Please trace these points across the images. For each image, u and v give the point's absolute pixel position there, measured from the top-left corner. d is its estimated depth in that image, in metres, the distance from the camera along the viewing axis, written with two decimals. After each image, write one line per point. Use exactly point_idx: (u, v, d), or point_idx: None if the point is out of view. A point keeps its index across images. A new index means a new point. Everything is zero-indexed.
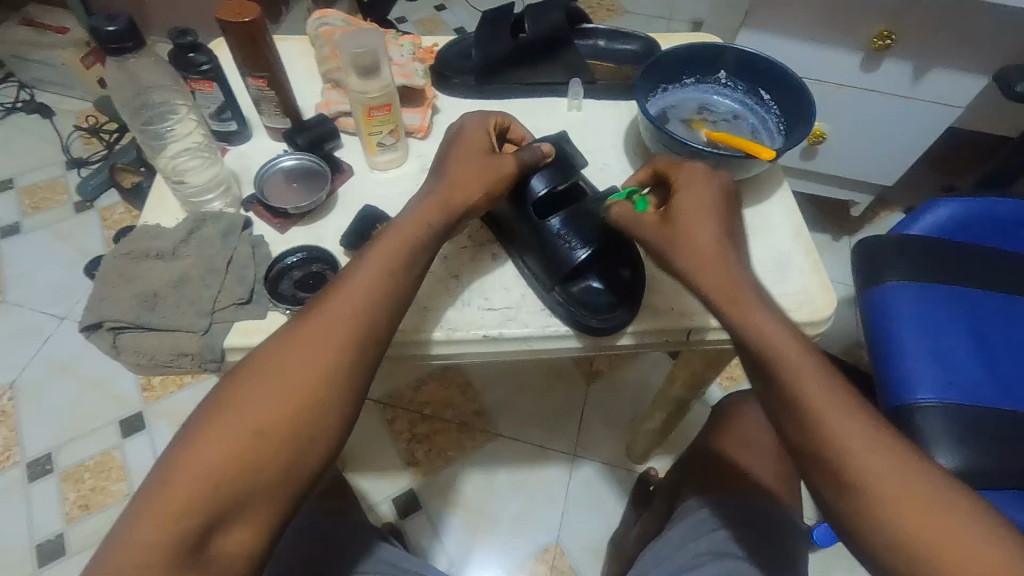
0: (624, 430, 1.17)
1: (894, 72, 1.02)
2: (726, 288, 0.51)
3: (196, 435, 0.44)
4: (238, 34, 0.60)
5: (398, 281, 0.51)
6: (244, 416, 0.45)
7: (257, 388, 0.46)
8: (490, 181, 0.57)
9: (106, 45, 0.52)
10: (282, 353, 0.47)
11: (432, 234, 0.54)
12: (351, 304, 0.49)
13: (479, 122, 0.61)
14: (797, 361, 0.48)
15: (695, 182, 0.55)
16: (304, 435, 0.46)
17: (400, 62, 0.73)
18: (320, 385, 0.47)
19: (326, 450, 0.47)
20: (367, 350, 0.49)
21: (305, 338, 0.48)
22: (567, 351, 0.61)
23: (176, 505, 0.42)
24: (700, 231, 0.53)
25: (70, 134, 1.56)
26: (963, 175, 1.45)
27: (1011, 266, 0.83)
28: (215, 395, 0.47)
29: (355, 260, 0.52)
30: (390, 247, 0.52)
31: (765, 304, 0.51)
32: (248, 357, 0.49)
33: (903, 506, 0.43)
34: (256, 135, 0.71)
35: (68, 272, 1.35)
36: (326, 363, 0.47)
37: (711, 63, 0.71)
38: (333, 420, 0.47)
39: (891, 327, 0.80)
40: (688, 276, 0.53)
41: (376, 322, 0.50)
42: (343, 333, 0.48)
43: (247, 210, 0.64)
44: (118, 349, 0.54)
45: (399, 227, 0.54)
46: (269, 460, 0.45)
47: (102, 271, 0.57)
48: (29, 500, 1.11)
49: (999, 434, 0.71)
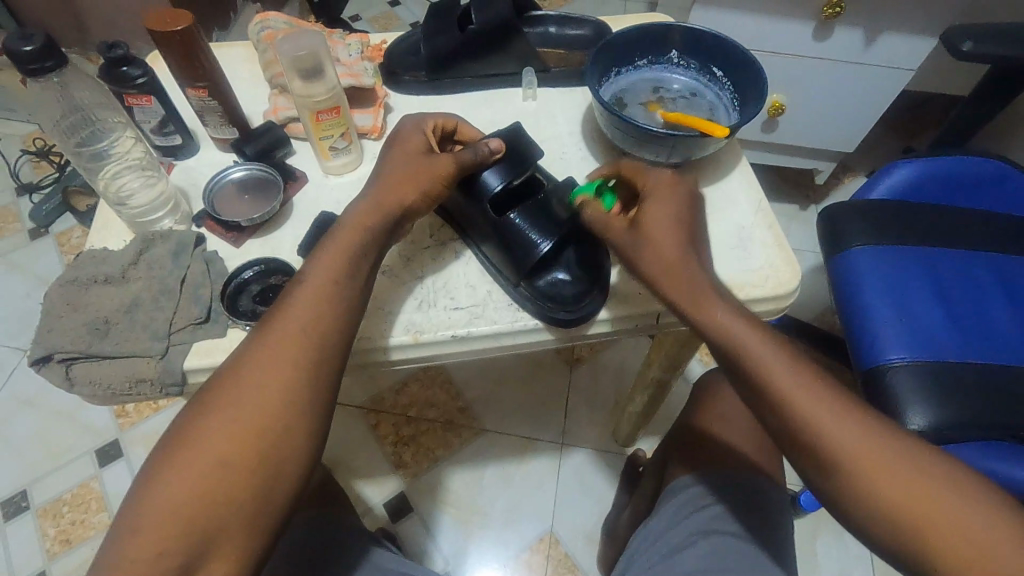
0: (609, 415, 1.18)
1: (845, 40, 1.03)
2: (691, 289, 0.51)
3: (158, 474, 0.43)
4: (171, 45, 0.58)
5: (347, 290, 0.50)
6: (205, 449, 0.44)
7: (215, 417, 0.45)
8: (430, 182, 0.55)
9: (24, 66, 0.50)
10: (235, 378, 0.46)
11: (374, 237, 0.53)
12: (300, 321, 0.48)
13: (415, 126, 0.59)
14: (766, 355, 0.49)
15: (661, 189, 0.56)
16: (273, 456, 0.45)
17: (347, 62, 0.71)
18: (279, 406, 0.45)
19: (298, 470, 0.46)
20: (325, 361, 0.48)
21: (258, 358, 0.47)
22: (540, 344, 0.60)
23: (151, 545, 0.41)
24: (664, 241, 0.53)
25: (18, 158, 1.50)
26: (919, 136, 1.48)
27: (969, 224, 0.85)
28: (171, 431, 0.45)
29: (299, 273, 0.51)
30: (334, 255, 0.51)
31: (718, 296, 0.51)
32: (202, 386, 0.47)
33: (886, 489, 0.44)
34: (203, 148, 0.69)
35: (27, 302, 1.31)
36: (282, 380, 0.46)
37: (662, 43, 0.71)
38: (301, 438, 0.46)
39: (858, 291, 0.81)
40: (651, 280, 0.53)
41: (329, 335, 0.48)
42: (296, 347, 0.47)
43: (200, 226, 0.62)
44: (72, 381, 0.52)
45: (338, 234, 0.52)
46: (237, 488, 0.43)
47: (47, 301, 0.54)
48: (6, 541, 1.07)
49: (969, 385, 0.72)
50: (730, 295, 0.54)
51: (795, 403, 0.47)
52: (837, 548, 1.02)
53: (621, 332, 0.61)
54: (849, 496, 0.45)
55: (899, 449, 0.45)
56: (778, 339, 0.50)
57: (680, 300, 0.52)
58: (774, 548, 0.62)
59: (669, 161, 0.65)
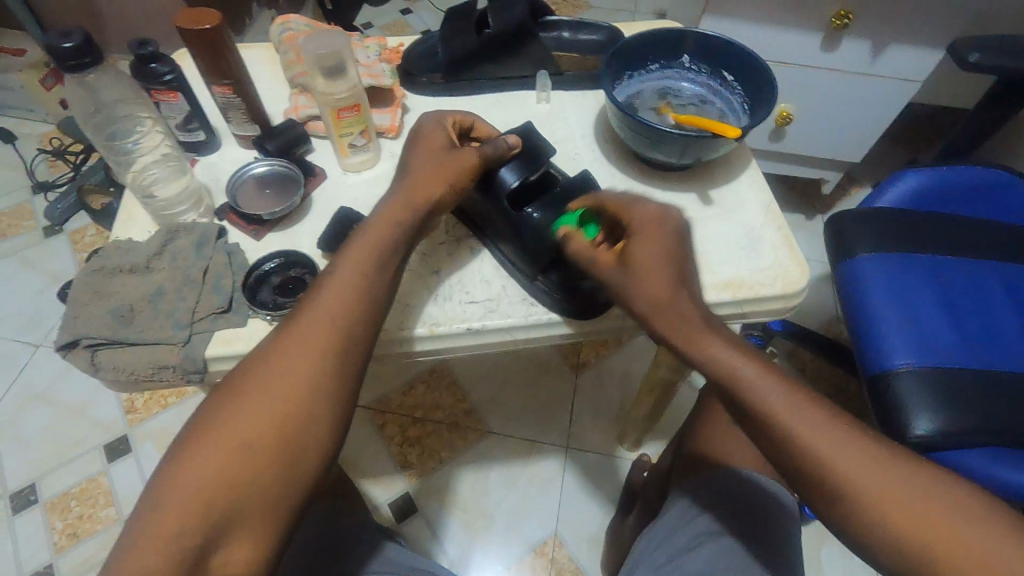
0: (615, 418, 1.19)
1: (852, 51, 1.04)
2: (686, 327, 0.50)
3: (181, 456, 0.44)
4: (199, 43, 0.60)
5: (373, 284, 0.51)
6: (230, 433, 0.44)
7: (240, 403, 0.46)
8: (457, 177, 0.57)
9: (63, 63, 0.52)
10: (262, 366, 0.47)
11: (402, 234, 0.54)
12: (328, 314, 0.49)
13: (437, 124, 0.61)
14: (760, 386, 0.48)
15: (650, 227, 0.53)
16: (294, 444, 0.46)
17: (367, 64, 0.73)
18: (305, 396, 0.47)
19: (316, 461, 0.47)
20: (349, 353, 0.49)
21: (284, 348, 0.48)
22: (552, 339, 0.61)
23: (171, 526, 0.41)
24: (654, 280, 0.51)
25: (34, 158, 1.53)
26: (924, 148, 1.50)
27: (975, 232, 0.86)
28: (197, 415, 0.46)
29: (328, 267, 0.52)
30: (361, 251, 0.52)
31: (714, 331, 0.50)
32: (229, 373, 0.48)
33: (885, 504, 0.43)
34: (224, 144, 0.70)
35: (41, 298, 1.33)
36: (306, 370, 0.47)
37: (674, 48, 0.73)
38: (321, 429, 0.47)
39: (864, 296, 0.82)
40: (641, 315, 0.52)
41: (354, 328, 0.50)
42: (322, 338, 0.48)
43: (221, 219, 0.63)
44: (96, 366, 0.53)
45: (367, 229, 0.54)
46: (260, 474, 0.44)
47: (74, 290, 0.56)
48: (14, 534, 1.08)
49: (973, 393, 0.73)
50: (724, 324, 0.52)
51: (792, 419, 0.46)
52: (842, 556, 1.02)
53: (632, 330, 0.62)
54: (850, 519, 0.44)
55: (894, 466, 0.44)
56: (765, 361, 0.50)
57: (674, 337, 0.51)
58: (780, 548, 0.62)
59: (681, 163, 0.66)
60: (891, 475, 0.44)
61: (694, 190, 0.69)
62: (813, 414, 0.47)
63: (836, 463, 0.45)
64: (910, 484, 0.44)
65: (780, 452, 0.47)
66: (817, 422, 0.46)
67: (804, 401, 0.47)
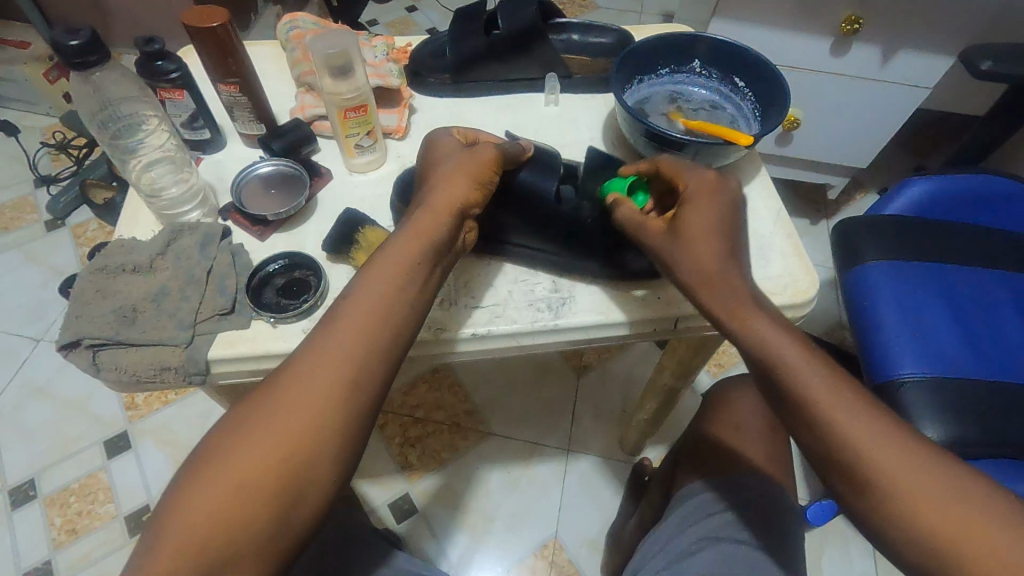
0: (617, 423, 1.18)
1: (862, 56, 1.03)
2: (730, 301, 0.50)
3: (187, 485, 0.42)
4: (205, 41, 0.59)
5: (395, 310, 0.48)
6: (235, 466, 0.42)
7: (248, 434, 0.43)
8: (478, 174, 0.55)
9: (69, 61, 0.51)
10: (276, 393, 0.45)
11: (429, 251, 0.51)
12: (348, 341, 0.46)
13: (449, 136, 0.59)
14: (805, 369, 0.47)
15: (703, 191, 0.53)
16: (296, 481, 0.43)
17: (374, 63, 0.73)
18: (317, 428, 0.44)
19: (324, 492, 0.44)
20: (362, 386, 0.46)
21: (298, 376, 0.45)
22: (558, 345, 0.61)
23: (168, 561, 0.39)
24: (703, 248, 0.51)
25: (37, 151, 1.53)
26: (931, 155, 1.49)
27: (984, 241, 0.85)
28: (208, 440, 0.44)
29: (349, 286, 0.49)
30: (385, 271, 0.49)
31: (759, 308, 0.50)
32: (243, 397, 0.46)
33: (922, 504, 0.41)
34: (229, 142, 0.70)
35: (42, 291, 1.33)
36: (317, 403, 0.44)
37: (685, 52, 0.72)
38: (328, 465, 0.44)
39: (872, 303, 0.82)
40: (687, 286, 0.52)
41: (371, 360, 0.47)
42: (336, 369, 0.45)
43: (225, 219, 0.63)
44: (98, 366, 0.53)
45: (392, 246, 0.51)
46: (262, 510, 0.42)
47: (77, 289, 0.55)
48: (12, 529, 1.08)
49: (980, 402, 0.72)
50: (769, 303, 0.52)
51: (827, 414, 0.45)
52: (843, 564, 1.02)
53: (636, 337, 0.62)
54: (882, 517, 0.43)
55: (932, 469, 0.42)
56: (810, 345, 0.49)
57: (718, 312, 0.51)
58: (785, 556, 0.61)
59: None
60: (924, 466, 0.43)
61: None
62: (853, 401, 0.45)
63: (863, 446, 0.44)
64: (939, 476, 0.42)
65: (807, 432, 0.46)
66: (856, 416, 0.45)
67: (843, 386, 0.46)
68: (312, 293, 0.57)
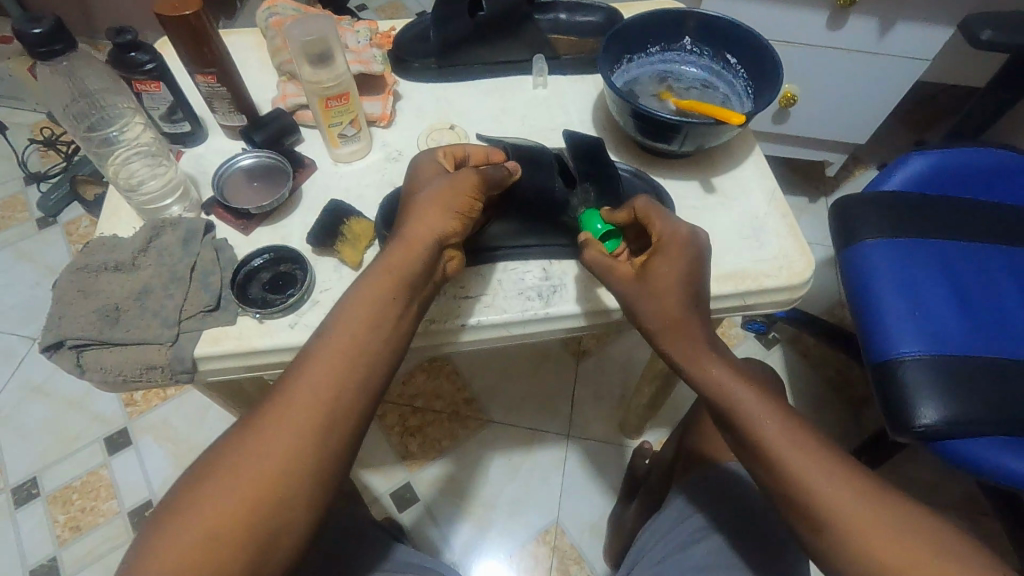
0: (616, 408, 1.18)
1: (858, 29, 1.01)
2: (689, 345, 0.50)
3: (154, 538, 0.39)
4: (178, 29, 0.57)
5: (373, 349, 0.46)
6: (202, 518, 0.39)
7: (218, 483, 0.41)
8: (457, 201, 0.51)
9: (33, 49, 0.50)
10: (248, 435, 0.42)
11: (406, 282, 0.49)
12: (323, 379, 0.44)
13: (435, 162, 0.55)
14: (761, 411, 0.47)
15: (675, 244, 0.50)
16: (268, 530, 0.41)
17: (357, 49, 0.71)
18: (290, 473, 0.42)
19: (297, 539, 0.42)
20: (338, 429, 0.44)
21: (270, 420, 0.43)
22: (556, 332, 0.60)
23: None
24: (668, 297, 0.49)
25: (25, 148, 1.51)
26: (931, 129, 1.47)
27: (984, 216, 0.84)
28: (174, 491, 0.42)
29: (325, 324, 0.47)
30: (362, 310, 0.47)
31: (717, 353, 0.50)
32: (211, 443, 0.44)
33: (873, 540, 0.42)
34: (211, 135, 0.68)
35: (37, 290, 1.32)
36: (290, 448, 0.42)
37: (675, 30, 0.70)
38: (302, 511, 0.42)
39: (872, 282, 0.80)
40: (650, 331, 0.51)
41: (346, 402, 0.44)
42: (310, 413, 0.43)
43: (208, 213, 0.62)
44: (83, 367, 0.52)
45: (369, 277, 0.48)
46: (235, 559, 0.39)
47: (58, 289, 0.54)
48: (16, 527, 1.08)
49: (980, 380, 0.71)
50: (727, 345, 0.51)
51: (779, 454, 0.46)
52: None
53: (633, 322, 0.61)
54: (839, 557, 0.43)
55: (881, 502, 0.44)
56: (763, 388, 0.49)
57: (676, 355, 0.50)
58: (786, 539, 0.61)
59: (682, 150, 0.64)
60: (870, 502, 0.44)
61: (696, 178, 0.67)
62: (805, 442, 0.46)
63: (816, 486, 0.44)
64: (890, 510, 0.43)
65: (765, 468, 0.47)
66: (807, 453, 0.46)
67: (795, 425, 0.47)
68: (298, 286, 0.56)
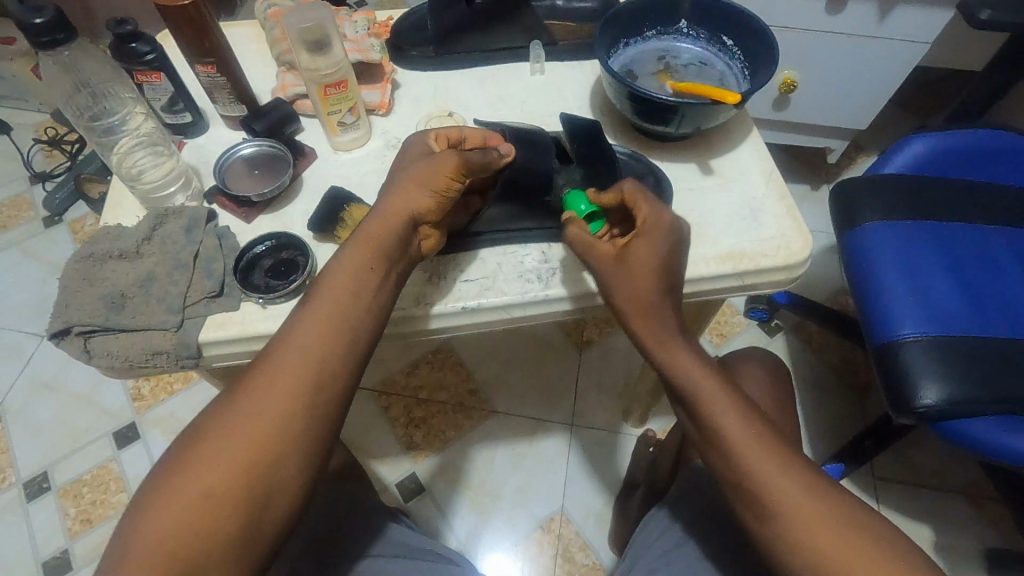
0: (619, 396, 1.18)
1: (857, 13, 1.00)
2: (663, 332, 0.50)
3: (149, 501, 0.40)
4: (177, 19, 0.58)
5: (359, 317, 0.47)
6: (196, 480, 0.40)
7: (209, 446, 0.42)
8: (438, 176, 0.51)
9: (35, 38, 0.50)
10: (237, 401, 0.43)
11: (388, 253, 0.50)
12: (308, 345, 0.45)
13: (424, 144, 0.56)
14: (722, 400, 0.48)
15: (653, 229, 0.51)
16: (260, 490, 0.41)
17: (355, 38, 0.71)
18: (280, 434, 0.42)
19: (290, 503, 0.43)
20: (324, 393, 0.45)
21: (258, 386, 0.44)
22: (553, 316, 0.60)
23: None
24: (643, 282, 0.50)
25: (30, 148, 1.52)
26: (933, 114, 1.46)
27: (985, 197, 0.84)
28: (168, 456, 0.43)
29: (310, 294, 0.48)
30: (346, 279, 0.48)
31: (688, 342, 0.50)
32: (201, 412, 0.45)
33: (811, 530, 0.42)
34: (212, 126, 0.69)
35: (44, 287, 1.33)
36: (278, 411, 0.43)
37: (670, 14, 0.71)
38: (293, 474, 0.43)
39: (873, 264, 0.80)
40: (621, 315, 0.51)
41: (333, 367, 0.45)
42: (296, 377, 0.44)
43: (211, 202, 0.62)
44: (89, 353, 0.53)
45: (352, 249, 0.49)
46: (230, 518, 0.40)
47: (64, 277, 0.55)
48: (29, 520, 1.10)
49: (981, 361, 0.71)
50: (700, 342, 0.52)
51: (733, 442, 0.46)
52: None
53: None
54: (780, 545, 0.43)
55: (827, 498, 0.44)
56: (726, 379, 0.50)
57: (644, 335, 0.51)
58: None
59: (678, 132, 0.64)
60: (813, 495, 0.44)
61: (693, 160, 0.67)
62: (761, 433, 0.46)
63: (767, 474, 0.44)
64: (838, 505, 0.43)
65: (718, 458, 0.47)
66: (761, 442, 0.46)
67: (753, 415, 0.47)
68: (300, 272, 0.56)
